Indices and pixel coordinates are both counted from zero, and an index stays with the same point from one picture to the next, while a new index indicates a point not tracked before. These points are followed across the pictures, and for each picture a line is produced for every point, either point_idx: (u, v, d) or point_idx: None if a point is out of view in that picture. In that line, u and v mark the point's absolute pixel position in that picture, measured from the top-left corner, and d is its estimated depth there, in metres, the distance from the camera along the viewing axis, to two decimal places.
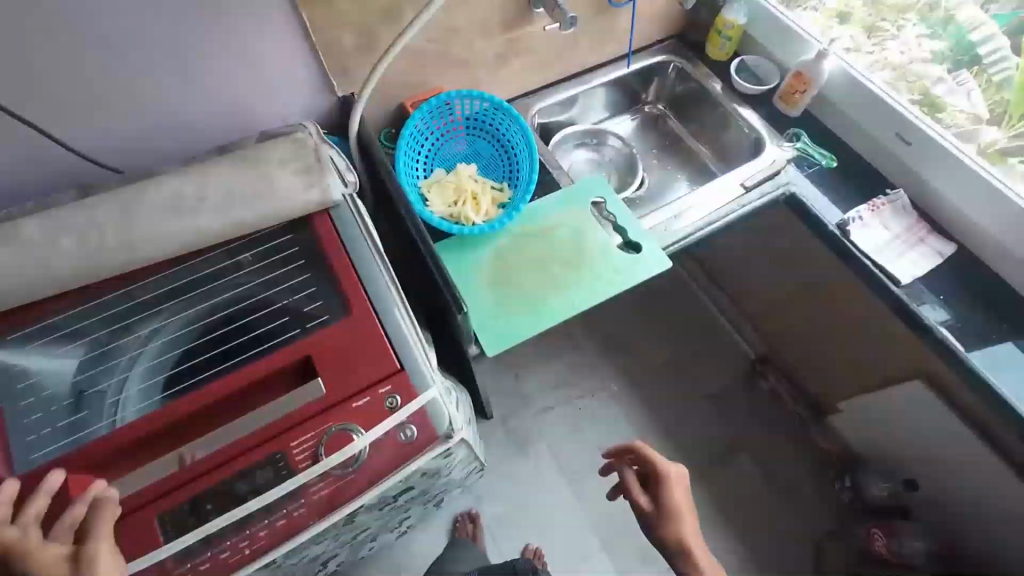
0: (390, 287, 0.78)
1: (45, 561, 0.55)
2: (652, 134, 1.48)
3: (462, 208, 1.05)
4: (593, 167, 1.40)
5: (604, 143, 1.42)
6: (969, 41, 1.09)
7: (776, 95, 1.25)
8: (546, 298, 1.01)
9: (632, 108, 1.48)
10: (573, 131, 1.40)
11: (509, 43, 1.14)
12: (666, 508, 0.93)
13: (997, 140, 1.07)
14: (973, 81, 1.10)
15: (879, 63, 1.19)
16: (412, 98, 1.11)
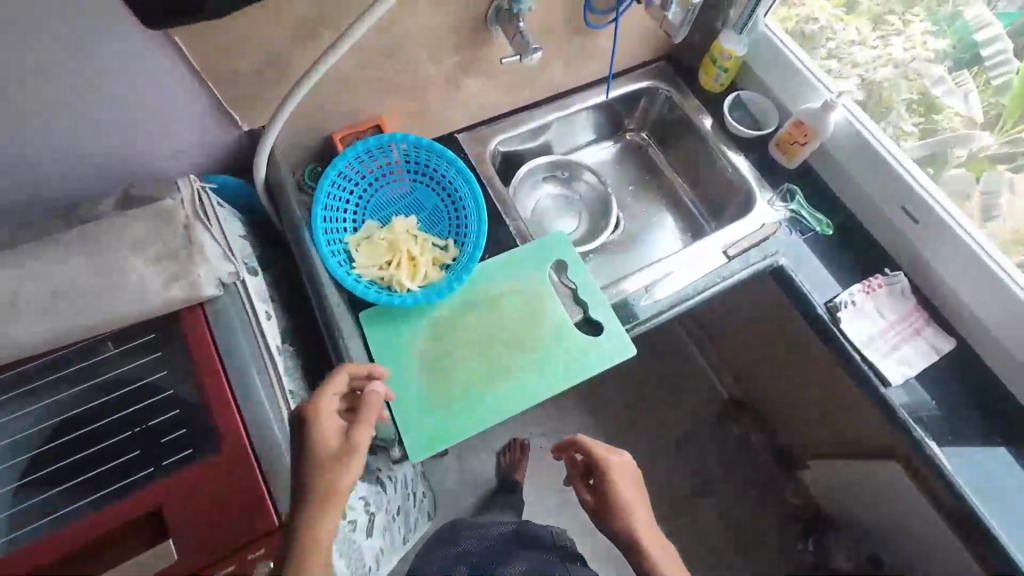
0: (277, 410, 0.62)
1: (334, 422, 0.64)
2: (632, 168, 1.31)
3: (395, 274, 0.88)
4: (560, 207, 1.24)
5: (576, 178, 1.25)
6: (974, 39, 0.88)
7: (772, 142, 1.09)
8: (487, 388, 0.86)
9: (612, 135, 1.30)
10: (542, 163, 1.23)
11: (464, 67, 0.95)
12: (607, 498, 0.83)
13: (987, 146, 0.91)
14: (971, 83, 0.90)
15: (878, 61, 0.99)
16: (343, 132, 0.92)
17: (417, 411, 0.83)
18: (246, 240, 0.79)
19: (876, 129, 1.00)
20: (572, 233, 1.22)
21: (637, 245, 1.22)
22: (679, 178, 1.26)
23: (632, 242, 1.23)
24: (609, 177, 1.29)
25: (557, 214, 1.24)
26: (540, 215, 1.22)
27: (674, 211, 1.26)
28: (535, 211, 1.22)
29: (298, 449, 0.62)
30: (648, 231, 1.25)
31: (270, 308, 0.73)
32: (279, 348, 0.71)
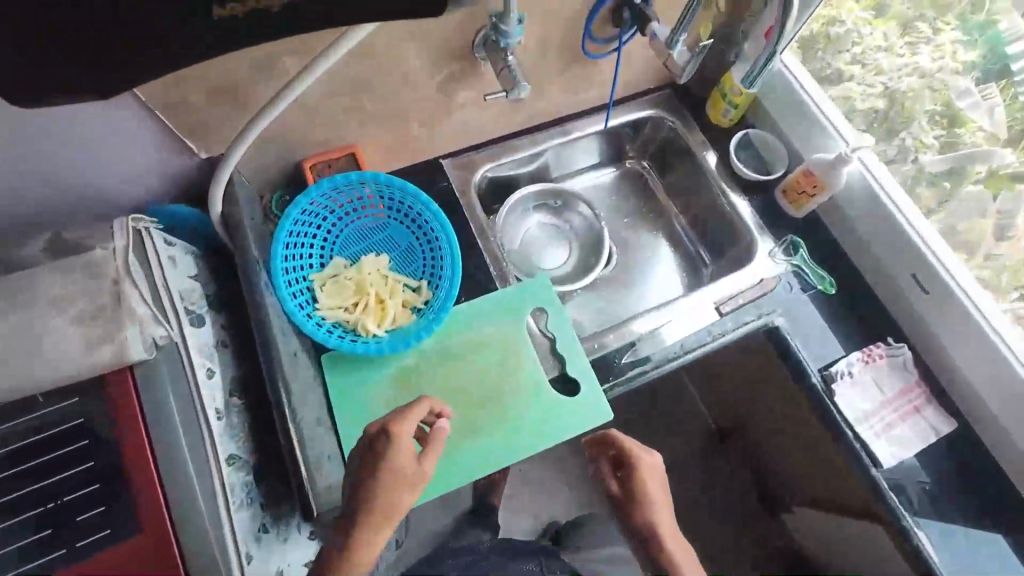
0: (205, 490, 0.57)
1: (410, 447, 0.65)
2: (631, 199, 1.21)
3: (360, 320, 0.82)
4: (549, 237, 1.17)
5: (568, 207, 1.17)
6: (1006, 49, 0.79)
7: (780, 188, 1.01)
8: (452, 447, 0.81)
9: (614, 160, 1.20)
10: (534, 191, 1.14)
11: (448, 95, 0.87)
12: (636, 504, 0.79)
13: (1011, 166, 0.81)
14: (999, 97, 0.81)
15: (902, 70, 0.90)
16: (314, 159, 0.86)
17: None
18: (196, 280, 0.73)
19: (891, 183, 0.93)
20: (560, 266, 1.15)
21: (631, 281, 1.14)
22: (679, 213, 1.18)
23: (626, 281, 1.14)
24: (605, 206, 1.20)
25: (546, 245, 1.16)
26: (527, 245, 1.15)
27: (673, 249, 1.17)
28: (522, 241, 1.15)
29: (373, 464, 0.63)
30: (643, 267, 1.16)
31: (214, 362, 0.67)
32: (219, 408, 0.65)
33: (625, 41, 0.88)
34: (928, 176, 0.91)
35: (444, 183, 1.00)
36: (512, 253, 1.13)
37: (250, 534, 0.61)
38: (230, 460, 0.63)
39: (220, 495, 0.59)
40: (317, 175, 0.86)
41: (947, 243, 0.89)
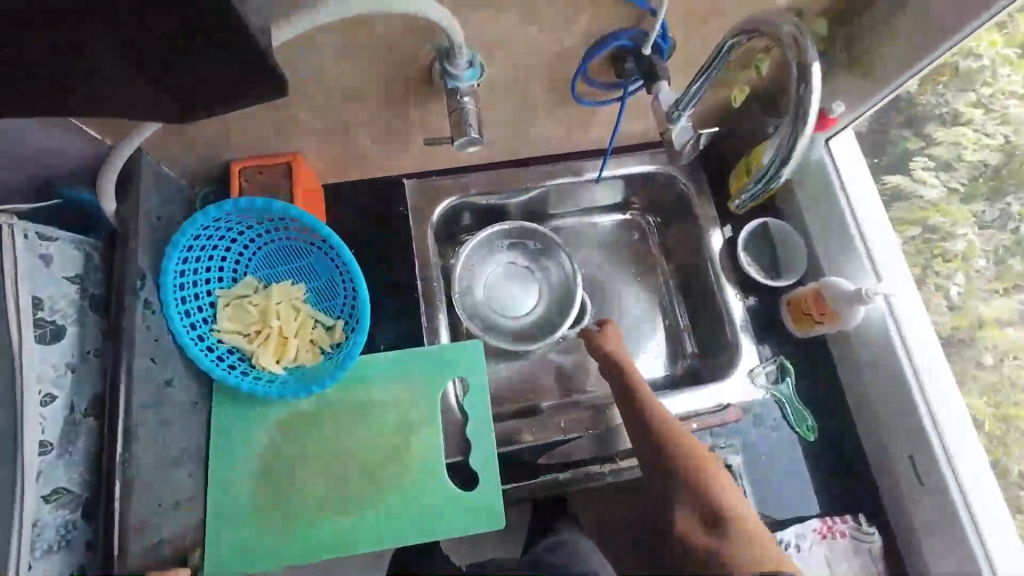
0: None
1: None
2: (619, 255, 1.00)
3: (256, 354, 0.74)
4: (515, 281, 1.00)
5: (546, 250, 0.99)
6: None
7: (785, 300, 0.84)
8: (319, 519, 0.73)
9: (617, 208, 1.00)
10: (508, 229, 0.96)
11: (407, 117, 0.75)
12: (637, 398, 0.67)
13: None
14: None
15: None
16: (244, 163, 0.76)
17: (230, 524, 0.72)
18: (73, 284, 0.65)
19: (916, 336, 0.75)
20: (520, 317, 0.98)
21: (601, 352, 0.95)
22: (671, 280, 0.97)
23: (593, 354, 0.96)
24: (593, 256, 1.00)
25: (509, 290, 0.99)
26: (487, 286, 0.99)
27: (662, 330, 0.95)
28: (482, 281, 0.98)
29: None
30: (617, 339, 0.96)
31: (60, 384, 0.60)
32: (49, 441, 0.58)
33: (630, 94, 0.71)
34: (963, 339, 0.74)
35: (400, 208, 0.88)
36: (466, 293, 0.97)
37: None
38: (48, 500, 0.57)
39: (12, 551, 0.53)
40: (243, 181, 0.76)
41: (967, 431, 0.71)
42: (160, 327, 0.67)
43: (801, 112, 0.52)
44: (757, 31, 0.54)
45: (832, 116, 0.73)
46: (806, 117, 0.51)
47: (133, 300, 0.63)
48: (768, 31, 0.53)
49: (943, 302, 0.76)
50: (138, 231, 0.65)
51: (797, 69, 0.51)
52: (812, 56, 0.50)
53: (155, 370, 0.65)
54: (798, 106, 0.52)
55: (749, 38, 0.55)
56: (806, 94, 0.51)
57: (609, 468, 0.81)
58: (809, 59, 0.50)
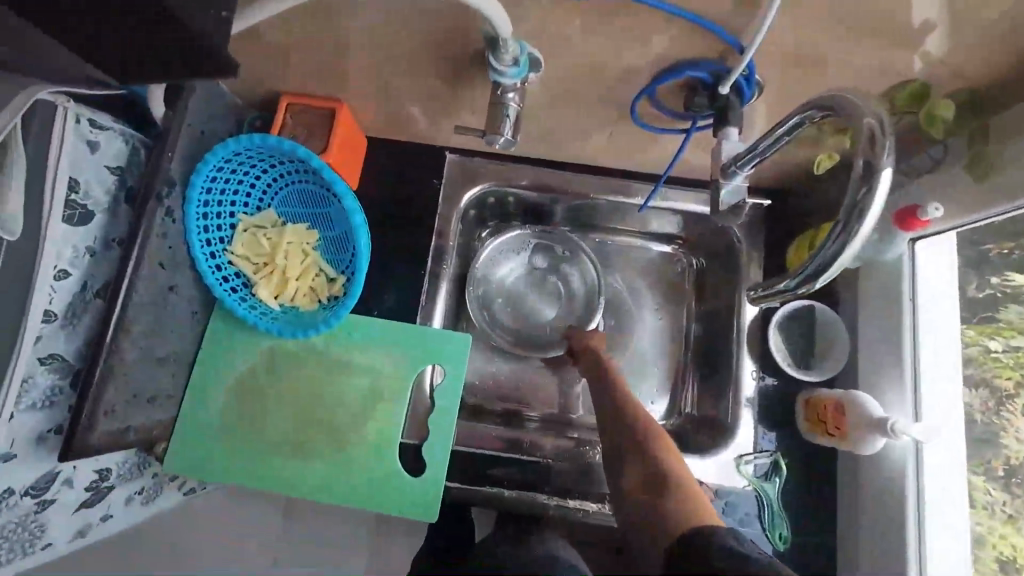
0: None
1: None
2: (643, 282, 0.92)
3: (257, 285, 0.77)
4: (534, 290, 0.93)
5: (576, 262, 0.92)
6: None
7: (805, 396, 0.75)
8: (273, 454, 0.77)
9: (660, 238, 0.91)
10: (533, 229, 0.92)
11: (459, 93, 0.71)
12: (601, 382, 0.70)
13: None
14: None
15: None
16: (293, 98, 0.76)
17: (198, 432, 0.77)
18: (112, 174, 0.68)
19: (939, 488, 0.65)
20: (531, 328, 0.92)
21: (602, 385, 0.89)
22: (693, 323, 0.89)
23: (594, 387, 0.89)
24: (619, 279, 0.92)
25: (524, 296, 0.93)
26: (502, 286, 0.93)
27: (664, 379, 0.88)
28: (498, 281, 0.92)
29: None
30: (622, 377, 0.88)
31: (77, 264, 0.65)
32: (54, 312, 0.63)
33: (696, 129, 0.64)
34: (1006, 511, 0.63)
35: (433, 181, 0.86)
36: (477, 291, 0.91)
37: (25, 436, 0.62)
38: (43, 362, 0.63)
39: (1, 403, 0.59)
40: (288, 116, 0.76)
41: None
42: (176, 236, 0.71)
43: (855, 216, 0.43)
44: (830, 111, 0.46)
45: (923, 219, 0.61)
46: (858, 227, 0.42)
47: (157, 206, 0.66)
48: (844, 113, 0.44)
49: (1005, 456, 0.64)
50: (176, 141, 0.68)
51: (861, 167, 0.42)
52: (884, 159, 0.41)
53: (162, 274, 0.69)
54: (852, 209, 0.43)
55: (822, 115, 0.47)
56: (865, 199, 0.42)
57: (555, 503, 0.76)
58: (880, 160, 0.41)
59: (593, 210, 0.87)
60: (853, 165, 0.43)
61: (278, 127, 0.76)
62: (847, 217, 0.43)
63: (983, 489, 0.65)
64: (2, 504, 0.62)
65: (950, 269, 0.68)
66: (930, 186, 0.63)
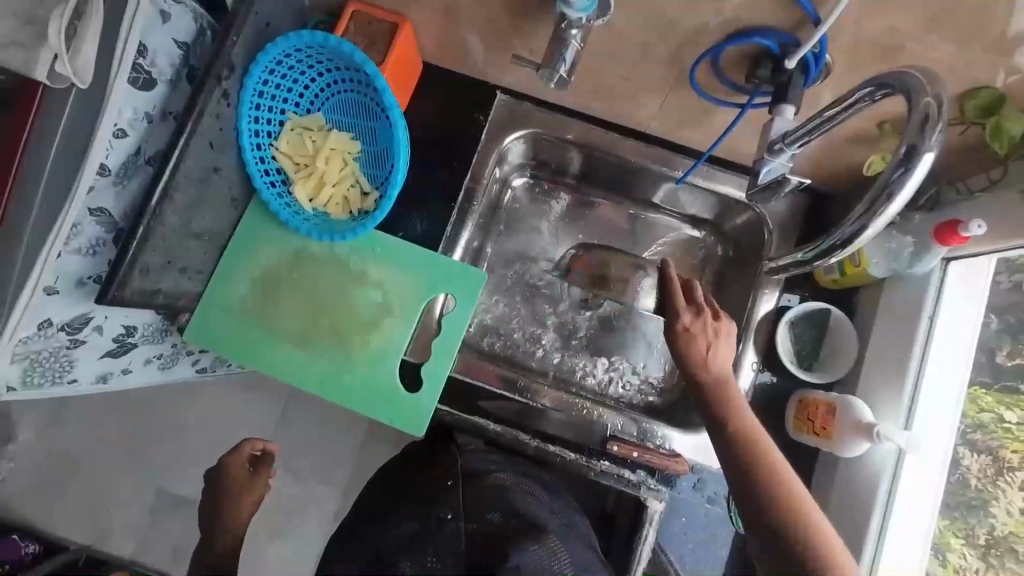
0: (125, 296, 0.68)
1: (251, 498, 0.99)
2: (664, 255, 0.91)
3: (295, 184, 0.80)
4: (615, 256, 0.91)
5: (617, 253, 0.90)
6: None
7: (800, 395, 0.75)
8: (285, 342, 0.82)
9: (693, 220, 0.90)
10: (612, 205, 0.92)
11: (522, 28, 0.71)
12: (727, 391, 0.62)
13: None
14: None
15: None
16: (360, 6, 0.76)
17: (220, 308, 0.82)
18: (178, 47, 0.71)
19: (907, 507, 0.66)
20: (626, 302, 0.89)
21: (623, 366, 0.89)
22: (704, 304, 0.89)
23: (608, 358, 0.89)
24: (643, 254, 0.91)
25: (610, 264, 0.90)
26: (537, 252, 0.92)
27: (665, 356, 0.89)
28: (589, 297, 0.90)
29: None
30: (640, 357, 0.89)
31: (134, 127, 0.68)
32: (109, 168, 0.66)
33: (752, 105, 0.63)
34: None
35: (477, 116, 0.87)
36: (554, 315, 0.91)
37: (68, 276, 0.68)
38: (92, 213, 0.67)
39: (55, 238, 0.64)
40: (351, 22, 0.77)
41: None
42: (228, 120, 0.73)
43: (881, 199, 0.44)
44: (890, 88, 0.45)
45: (963, 235, 0.59)
46: (882, 208, 0.44)
47: (215, 86, 0.68)
48: (905, 92, 0.43)
49: (991, 526, 0.68)
50: (243, 26, 0.69)
51: (903, 151, 0.42)
52: (930, 142, 0.41)
53: (209, 154, 0.72)
54: (882, 189, 0.44)
55: (881, 93, 0.46)
56: (896, 181, 0.43)
57: (535, 444, 0.79)
58: (924, 143, 0.41)
59: (632, 178, 0.87)
60: (894, 149, 0.43)
61: (340, 32, 0.77)
62: (875, 199, 0.44)
63: (960, 552, 0.68)
64: (40, 333, 0.68)
65: (980, 303, 0.67)
66: (978, 206, 0.61)
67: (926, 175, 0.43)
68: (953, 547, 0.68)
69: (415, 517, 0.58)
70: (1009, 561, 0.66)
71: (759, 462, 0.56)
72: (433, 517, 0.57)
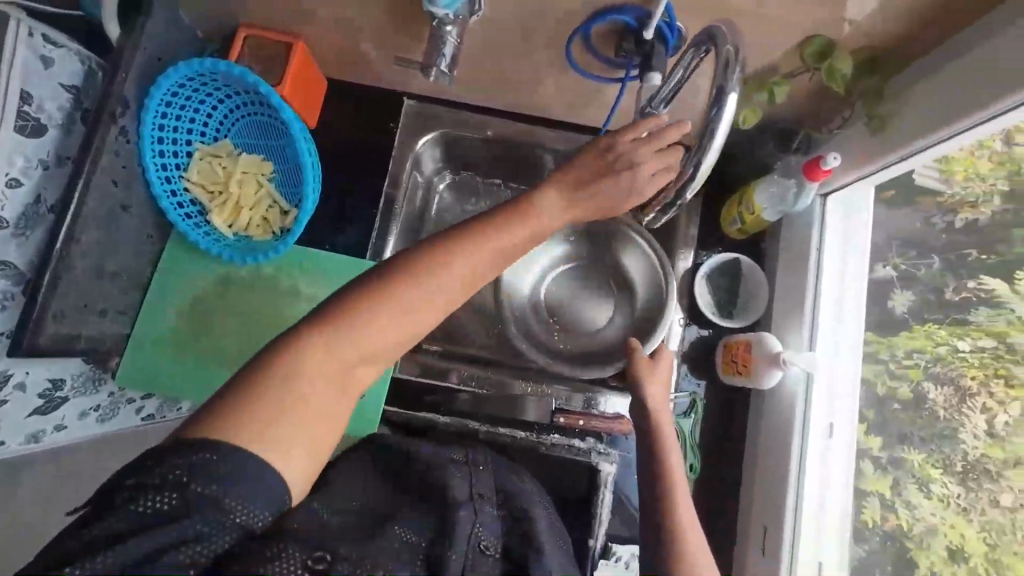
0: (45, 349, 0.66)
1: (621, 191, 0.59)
2: None
3: (211, 211, 0.80)
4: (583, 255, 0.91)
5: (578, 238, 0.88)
6: None
7: (726, 340, 0.80)
8: (220, 371, 0.81)
9: None
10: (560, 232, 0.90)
11: (407, 34, 0.74)
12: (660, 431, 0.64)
13: None
14: None
15: None
16: (252, 32, 0.78)
17: (149, 348, 0.81)
18: (67, 92, 0.70)
19: (824, 429, 0.73)
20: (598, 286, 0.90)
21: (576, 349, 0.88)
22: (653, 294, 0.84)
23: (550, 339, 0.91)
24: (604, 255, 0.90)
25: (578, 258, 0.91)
26: None
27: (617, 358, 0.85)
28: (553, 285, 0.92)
29: None
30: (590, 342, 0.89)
31: (28, 175, 0.67)
32: (7, 220, 0.65)
33: (629, 78, 0.67)
34: (961, 502, 0.63)
35: (390, 125, 0.90)
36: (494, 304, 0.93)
37: None
38: None
39: None
40: (244, 49, 0.78)
41: (825, 549, 0.71)
42: (129, 156, 0.73)
43: (708, 136, 0.49)
44: (706, 40, 0.49)
45: (825, 168, 0.66)
46: (708, 143, 0.48)
47: (109, 123, 0.68)
48: (714, 43, 0.48)
49: (964, 452, 0.64)
50: (130, 64, 0.69)
51: (715, 92, 0.47)
52: (732, 84, 0.46)
53: (114, 192, 0.72)
54: (706, 129, 0.48)
55: (702, 50, 0.51)
56: (715, 121, 0.47)
57: (485, 429, 0.80)
58: (727, 85, 0.46)
59: None
60: (709, 92, 0.48)
61: (235, 56, 0.77)
62: (702, 136, 0.49)
63: (942, 482, 0.65)
64: None
65: (859, 236, 0.75)
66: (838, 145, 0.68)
67: (736, 113, 0.47)
68: (934, 479, 0.66)
69: (411, 500, 0.52)
70: (986, 483, 0.62)
71: (660, 487, 0.59)
72: (437, 492, 0.52)
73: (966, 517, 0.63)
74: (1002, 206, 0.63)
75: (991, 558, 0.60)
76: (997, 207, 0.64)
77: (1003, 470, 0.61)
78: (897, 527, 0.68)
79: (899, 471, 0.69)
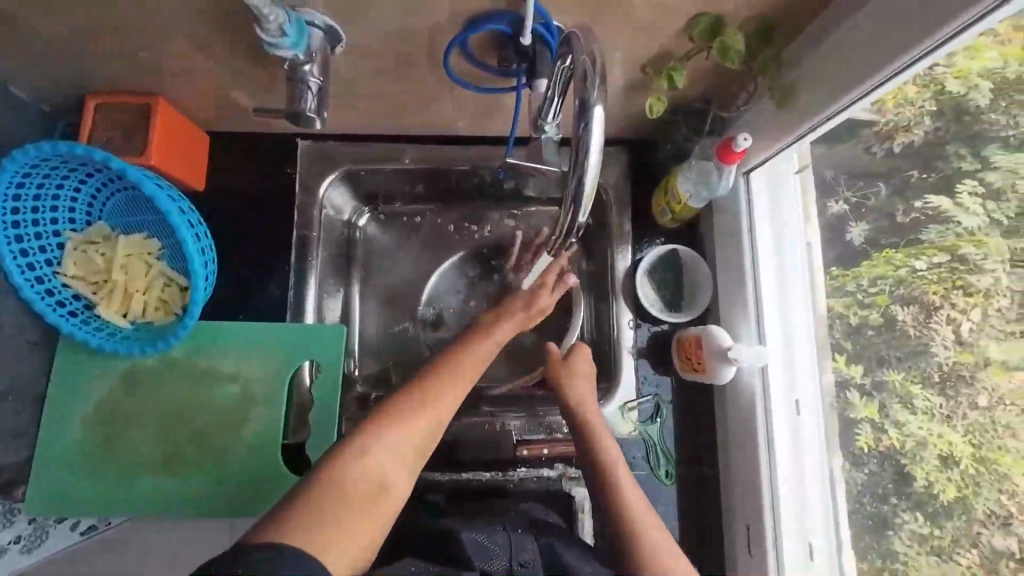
0: None
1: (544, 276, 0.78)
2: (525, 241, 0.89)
3: (97, 305, 0.72)
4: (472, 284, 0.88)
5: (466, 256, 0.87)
6: None
7: (677, 337, 0.77)
8: (140, 476, 0.73)
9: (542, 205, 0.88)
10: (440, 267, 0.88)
11: (273, 76, 0.67)
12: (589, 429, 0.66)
13: None
14: None
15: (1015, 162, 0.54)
16: (104, 98, 0.69)
17: (56, 467, 0.73)
18: None
19: (789, 411, 0.71)
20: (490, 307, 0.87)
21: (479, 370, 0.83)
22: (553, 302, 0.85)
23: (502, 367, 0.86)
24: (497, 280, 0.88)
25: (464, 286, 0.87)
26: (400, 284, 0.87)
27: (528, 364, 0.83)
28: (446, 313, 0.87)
29: None
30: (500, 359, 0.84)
31: None
32: None
33: (521, 87, 0.63)
34: (947, 411, 0.59)
35: (288, 170, 0.83)
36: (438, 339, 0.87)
37: None
38: None
39: None
40: (98, 118, 0.70)
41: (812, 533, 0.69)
42: None
43: (583, 153, 0.45)
44: (568, 48, 0.46)
45: (738, 150, 0.63)
46: (584, 160, 0.44)
47: None
48: (574, 55, 0.45)
49: (940, 362, 0.60)
50: None
51: (577, 105, 0.43)
52: (594, 95, 0.43)
53: None
54: (578, 145, 0.44)
55: (568, 55, 0.47)
56: (586, 137, 0.44)
57: (450, 477, 0.76)
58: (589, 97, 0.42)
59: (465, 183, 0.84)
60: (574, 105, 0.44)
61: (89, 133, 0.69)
62: (576, 152, 0.44)
63: (924, 394, 0.61)
64: None
65: (790, 207, 0.73)
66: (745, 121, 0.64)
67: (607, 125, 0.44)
68: (915, 393, 0.62)
69: None
70: (963, 386, 0.58)
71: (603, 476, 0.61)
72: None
73: (951, 424, 0.59)
74: (932, 125, 0.58)
75: (979, 456, 0.56)
76: (928, 127, 0.59)
77: (976, 369, 0.57)
78: (892, 445, 0.63)
79: (883, 394, 0.64)
